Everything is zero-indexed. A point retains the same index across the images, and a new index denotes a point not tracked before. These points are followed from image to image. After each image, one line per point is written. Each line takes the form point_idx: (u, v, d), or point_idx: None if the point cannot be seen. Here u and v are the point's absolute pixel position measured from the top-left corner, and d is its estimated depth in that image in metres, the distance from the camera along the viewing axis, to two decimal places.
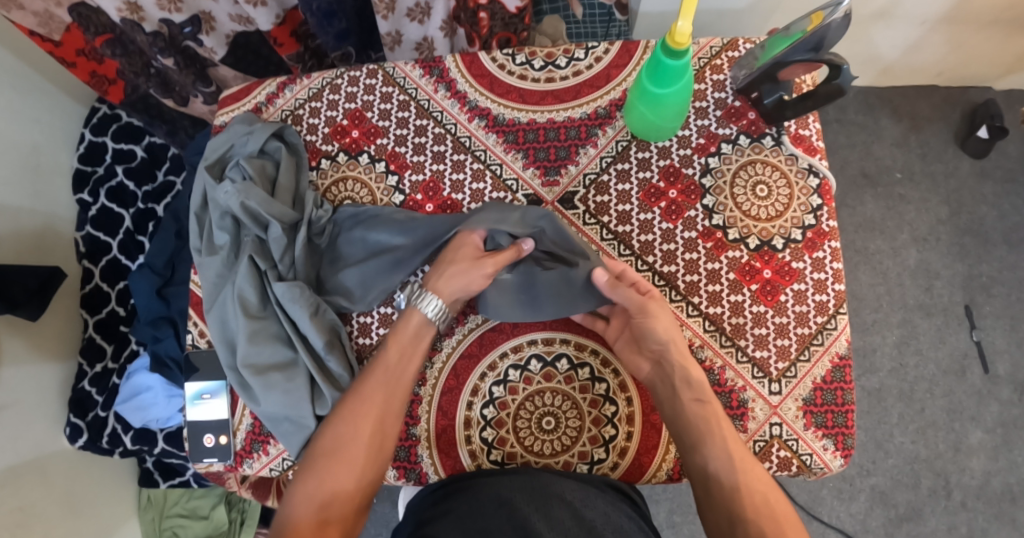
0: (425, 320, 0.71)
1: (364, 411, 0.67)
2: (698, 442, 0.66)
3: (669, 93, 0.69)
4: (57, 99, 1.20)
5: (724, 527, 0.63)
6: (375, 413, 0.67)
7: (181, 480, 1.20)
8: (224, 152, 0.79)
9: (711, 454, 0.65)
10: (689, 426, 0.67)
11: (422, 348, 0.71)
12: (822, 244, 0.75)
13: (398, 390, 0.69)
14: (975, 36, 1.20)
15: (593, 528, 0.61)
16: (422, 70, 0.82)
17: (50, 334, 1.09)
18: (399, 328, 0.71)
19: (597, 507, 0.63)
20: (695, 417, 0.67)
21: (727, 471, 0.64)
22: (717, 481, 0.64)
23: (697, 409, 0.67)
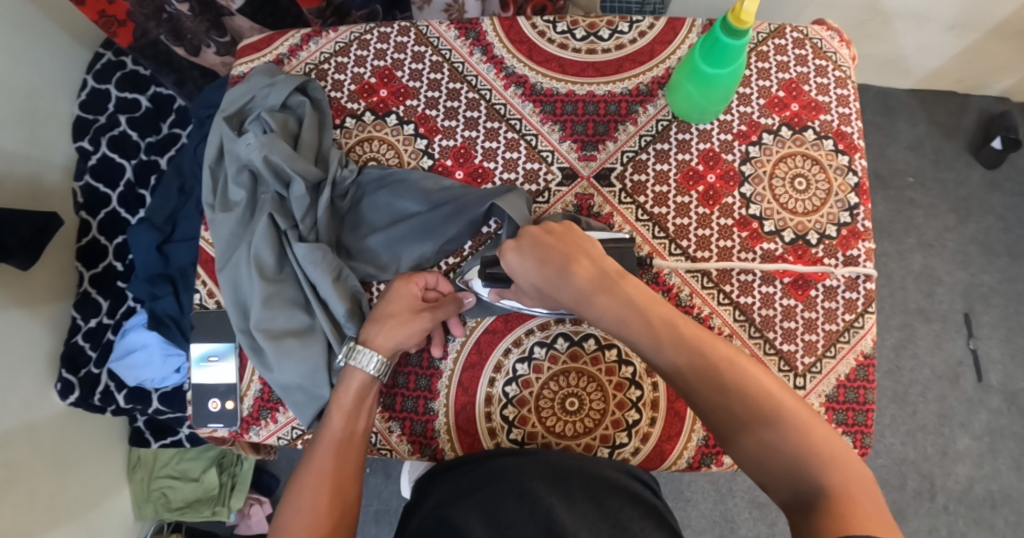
0: (365, 377, 0.66)
1: (318, 476, 0.61)
2: (730, 374, 0.50)
3: (722, 74, 0.66)
4: (59, 41, 1.14)
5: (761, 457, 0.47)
6: (329, 471, 0.62)
7: (172, 440, 1.17)
8: (245, 103, 0.75)
9: (747, 401, 0.49)
10: (699, 368, 0.51)
11: (369, 407, 0.67)
12: (857, 243, 0.73)
13: (344, 438, 0.65)
14: (1001, 46, 1.16)
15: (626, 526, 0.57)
16: (457, 32, 0.79)
17: (41, 287, 1.03)
18: (340, 392, 0.66)
19: (619, 502, 0.60)
20: (708, 351, 0.52)
21: (769, 416, 0.48)
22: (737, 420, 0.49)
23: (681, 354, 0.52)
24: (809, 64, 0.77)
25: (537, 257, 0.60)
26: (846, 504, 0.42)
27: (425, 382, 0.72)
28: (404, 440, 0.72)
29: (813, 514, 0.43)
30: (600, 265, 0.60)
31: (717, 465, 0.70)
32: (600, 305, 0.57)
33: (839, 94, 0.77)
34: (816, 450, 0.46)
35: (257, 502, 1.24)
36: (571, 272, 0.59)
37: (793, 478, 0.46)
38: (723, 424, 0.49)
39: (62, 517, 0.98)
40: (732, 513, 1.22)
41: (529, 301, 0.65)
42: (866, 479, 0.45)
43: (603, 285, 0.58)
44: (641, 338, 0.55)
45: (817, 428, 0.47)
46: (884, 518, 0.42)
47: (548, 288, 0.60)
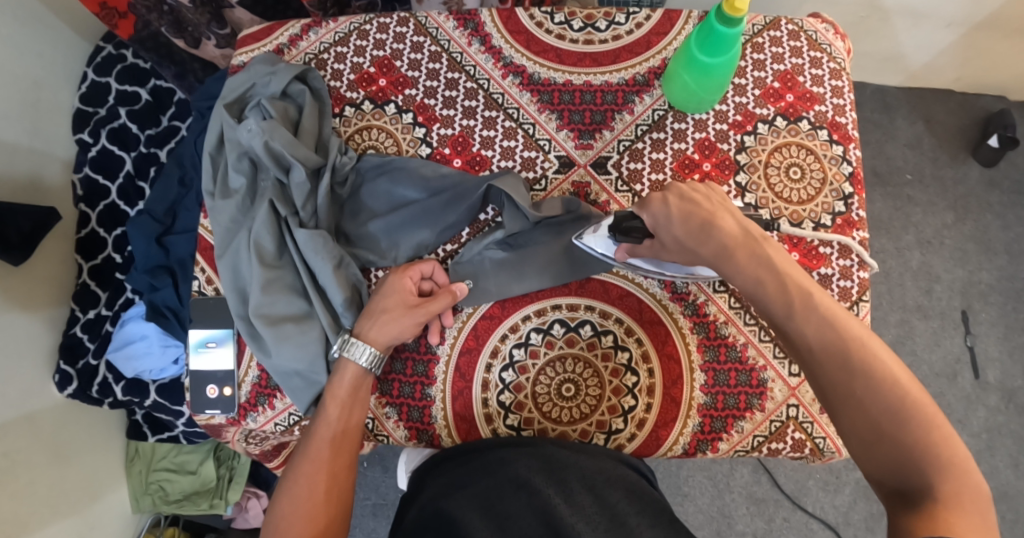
0: (358, 370, 0.67)
1: (313, 466, 0.62)
2: (860, 355, 0.51)
3: (719, 63, 0.66)
4: (60, 32, 1.14)
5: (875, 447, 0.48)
6: (325, 461, 0.63)
7: (169, 436, 1.16)
8: (245, 90, 0.76)
9: (870, 383, 0.49)
10: (833, 345, 0.52)
11: (364, 398, 0.68)
12: (851, 232, 0.74)
13: (340, 429, 0.65)
14: (997, 44, 1.17)
15: (626, 523, 0.55)
16: (457, 22, 0.79)
17: (42, 277, 1.04)
18: (334, 384, 0.66)
19: (615, 494, 0.59)
20: (841, 333, 0.52)
21: (887, 402, 0.48)
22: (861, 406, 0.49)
23: (818, 332, 0.53)
24: (805, 55, 0.78)
25: (681, 211, 0.61)
26: (953, 509, 0.43)
27: (422, 368, 0.72)
28: (400, 425, 0.72)
29: (914, 508, 0.44)
30: (743, 225, 0.61)
31: (713, 451, 0.71)
32: (738, 261, 0.58)
33: (834, 85, 0.78)
34: (933, 449, 0.46)
35: (255, 495, 1.23)
36: (717, 229, 0.59)
37: (901, 470, 0.47)
38: (843, 403, 0.50)
39: (61, 508, 0.98)
40: (730, 508, 1.22)
41: (666, 255, 0.64)
42: (983, 492, 0.44)
43: (750, 250, 0.59)
44: (777, 302, 0.56)
45: (944, 427, 0.47)
46: (987, 528, 0.42)
47: (690, 242, 0.60)
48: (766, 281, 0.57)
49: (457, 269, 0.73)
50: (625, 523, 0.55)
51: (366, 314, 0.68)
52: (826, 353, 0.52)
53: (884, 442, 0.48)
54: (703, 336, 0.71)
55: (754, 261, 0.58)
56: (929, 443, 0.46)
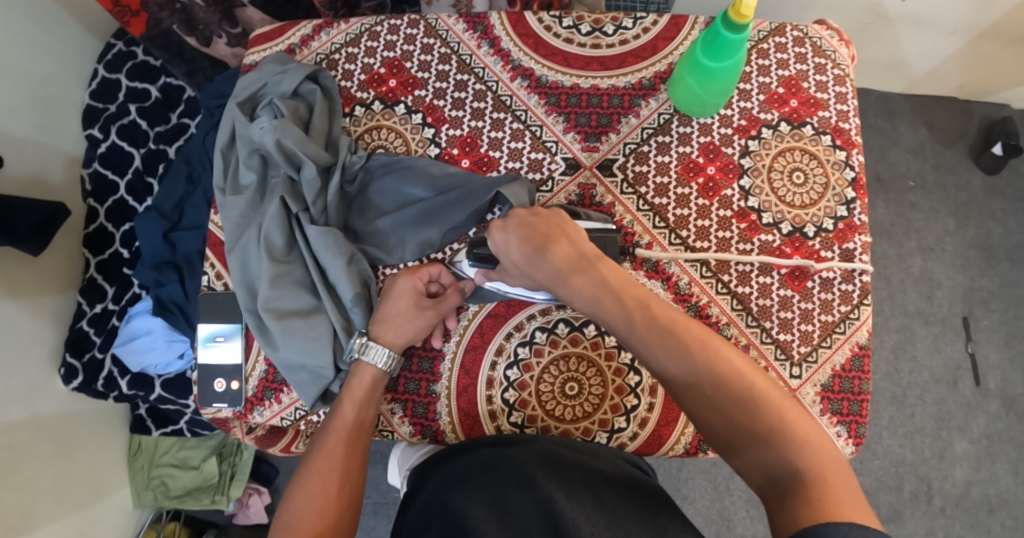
0: (376, 372, 0.69)
1: (327, 462, 0.63)
2: (704, 359, 0.53)
3: (722, 67, 0.67)
4: (71, 30, 1.16)
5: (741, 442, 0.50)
6: (339, 458, 0.64)
7: (173, 429, 1.18)
8: (257, 89, 0.77)
9: (718, 385, 0.52)
10: (681, 356, 0.53)
11: (377, 398, 0.69)
12: (853, 236, 0.75)
13: (355, 428, 0.67)
14: (999, 52, 1.18)
15: (616, 517, 0.56)
16: (466, 25, 0.81)
17: (49, 272, 1.05)
18: (352, 383, 0.68)
19: (616, 490, 0.60)
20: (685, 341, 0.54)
21: (738, 399, 0.51)
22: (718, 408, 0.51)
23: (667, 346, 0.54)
24: (809, 61, 0.79)
25: (519, 235, 0.62)
26: (822, 488, 0.45)
27: (428, 365, 0.73)
28: (406, 421, 0.73)
29: (788, 497, 0.45)
30: (580, 247, 0.62)
31: (714, 451, 0.71)
32: (577, 287, 0.59)
33: (838, 91, 0.79)
34: (789, 432, 0.48)
35: (257, 493, 1.25)
36: (551, 253, 0.61)
37: (767, 461, 0.48)
38: (702, 412, 0.52)
39: (63, 501, 0.99)
40: (729, 511, 1.23)
41: (512, 280, 0.66)
42: (840, 461, 0.47)
43: (582, 265, 0.60)
44: (619, 322, 0.57)
45: (789, 408, 0.50)
46: (854, 495, 0.44)
47: (528, 268, 0.62)
48: (607, 301, 0.58)
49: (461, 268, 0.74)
50: (621, 522, 0.55)
51: (378, 318, 0.69)
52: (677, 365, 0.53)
53: (746, 438, 0.49)
54: None
55: (593, 279, 0.59)
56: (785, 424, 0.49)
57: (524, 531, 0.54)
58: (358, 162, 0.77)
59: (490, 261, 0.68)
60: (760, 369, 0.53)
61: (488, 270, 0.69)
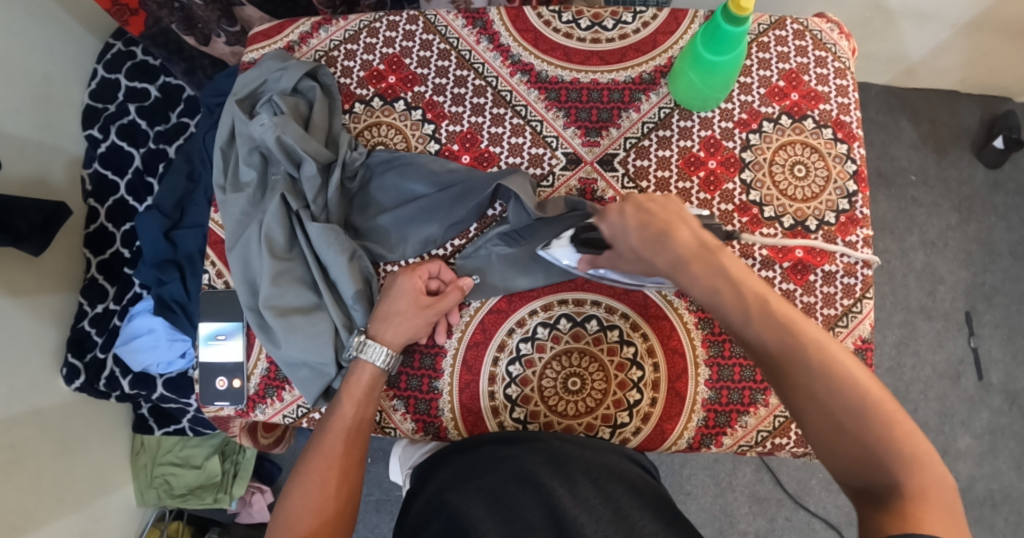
0: (374, 371, 0.68)
1: (327, 461, 0.64)
2: (819, 358, 0.51)
3: (723, 61, 0.67)
4: (70, 30, 1.16)
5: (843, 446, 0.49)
6: (338, 456, 0.64)
7: (175, 429, 1.17)
8: (256, 86, 0.77)
9: (831, 384, 0.50)
10: (792, 349, 0.52)
11: (377, 396, 0.69)
12: (855, 230, 0.75)
13: (354, 426, 0.67)
14: (1001, 46, 1.17)
15: (628, 515, 0.56)
16: (465, 21, 0.80)
17: (50, 272, 1.05)
18: (351, 382, 0.68)
19: (615, 489, 0.60)
20: (803, 337, 0.53)
21: (848, 403, 0.49)
22: (827, 408, 0.50)
23: (779, 339, 0.53)
24: (810, 55, 0.79)
25: (637, 221, 0.62)
26: (920, 504, 0.44)
27: (430, 362, 0.73)
28: (408, 418, 0.73)
29: (885, 507, 0.45)
30: (699, 234, 0.61)
31: (717, 446, 0.71)
32: (692, 272, 0.58)
33: (839, 85, 0.78)
34: (898, 446, 0.47)
35: (259, 490, 1.26)
36: (671, 237, 0.60)
37: (867, 467, 0.48)
38: (806, 408, 0.51)
39: (66, 501, 0.99)
40: (732, 507, 1.23)
41: (624, 265, 0.66)
42: (945, 483, 0.46)
43: (701, 253, 0.59)
44: (732, 309, 0.56)
45: (902, 421, 0.48)
46: (956, 519, 0.44)
47: (645, 252, 0.62)
48: (721, 290, 0.57)
49: (462, 265, 0.74)
50: (628, 516, 0.55)
51: (377, 317, 0.69)
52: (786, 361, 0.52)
53: (851, 443, 0.49)
54: (708, 332, 0.72)
55: (712, 269, 0.58)
56: (895, 437, 0.48)
57: (527, 527, 0.54)
58: (357, 159, 0.76)
59: (598, 246, 0.67)
60: (873, 375, 0.52)
61: (594, 256, 0.68)
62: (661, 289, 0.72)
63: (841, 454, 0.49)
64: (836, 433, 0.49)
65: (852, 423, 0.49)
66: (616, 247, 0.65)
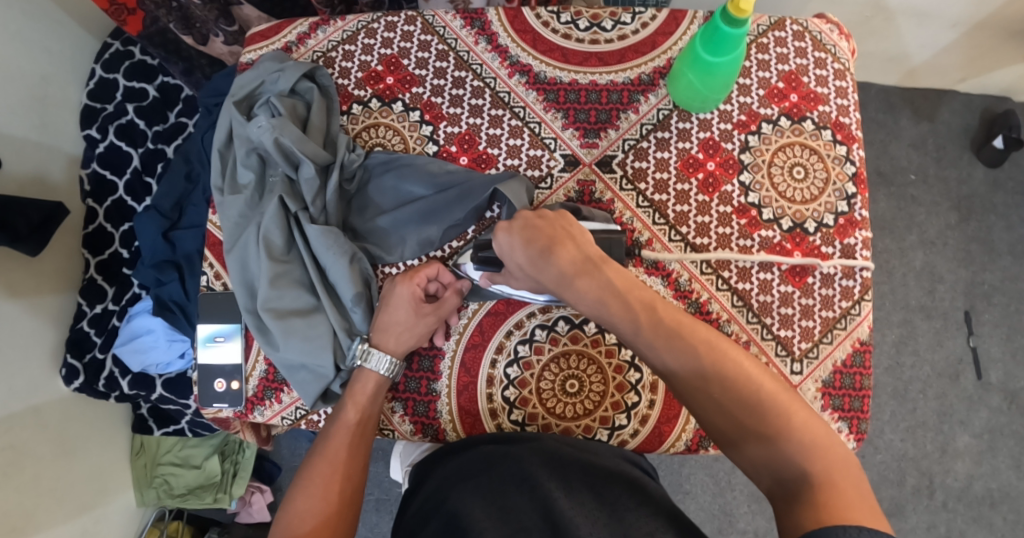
0: (379, 378, 0.69)
1: (330, 466, 0.64)
2: (714, 363, 0.54)
3: (722, 62, 0.67)
4: (67, 29, 1.15)
5: (753, 447, 0.51)
6: (342, 461, 0.64)
7: (175, 429, 1.18)
8: (254, 88, 0.77)
9: (730, 384, 0.53)
10: (688, 358, 0.54)
11: (381, 403, 0.70)
12: (854, 232, 0.75)
13: (357, 432, 0.67)
14: (1001, 45, 1.17)
15: (625, 517, 0.55)
16: (463, 22, 0.80)
17: (49, 272, 1.05)
18: (356, 388, 0.68)
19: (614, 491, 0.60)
20: (692, 343, 0.55)
21: (745, 402, 0.52)
22: (725, 409, 0.52)
23: (676, 348, 0.55)
24: (809, 56, 0.78)
25: (523, 236, 0.60)
26: (830, 492, 0.45)
27: (429, 363, 0.73)
28: (406, 420, 0.73)
29: (796, 501, 0.46)
30: (584, 249, 0.61)
31: (715, 448, 0.71)
32: (580, 288, 0.59)
33: (838, 86, 0.78)
34: (800, 437, 0.49)
35: (259, 490, 1.26)
36: (555, 255, 0.59)
37: (775, 464, 0.49)
38: (710, 412, 0.53)
39: (66, 500, 0.99)
40: (731, 506, 1.23)
41: (515, 283, 0.66)
42: (848, 464, 0.48)
43: (588, 267, 0.60)
44: (624, 322, 0.58)
45: (797, 413, 0.51)
46: (864, 499, 0.45)
47: (533, 270, 0.60)
48: (623, 307, 0.58)
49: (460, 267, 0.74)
50: (624, 519, 0.55)
51: (377, 325, 0.69)
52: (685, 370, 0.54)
53: (757, 442, 0.50)
54: None
55: (607, 282, 0.59)
56: (795, 430, 0.50)
57: (521, 527, 0.54)
58: (355, 161, 0.76)
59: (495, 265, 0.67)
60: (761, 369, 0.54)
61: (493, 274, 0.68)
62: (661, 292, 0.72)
63: (750, 455, 0.51)
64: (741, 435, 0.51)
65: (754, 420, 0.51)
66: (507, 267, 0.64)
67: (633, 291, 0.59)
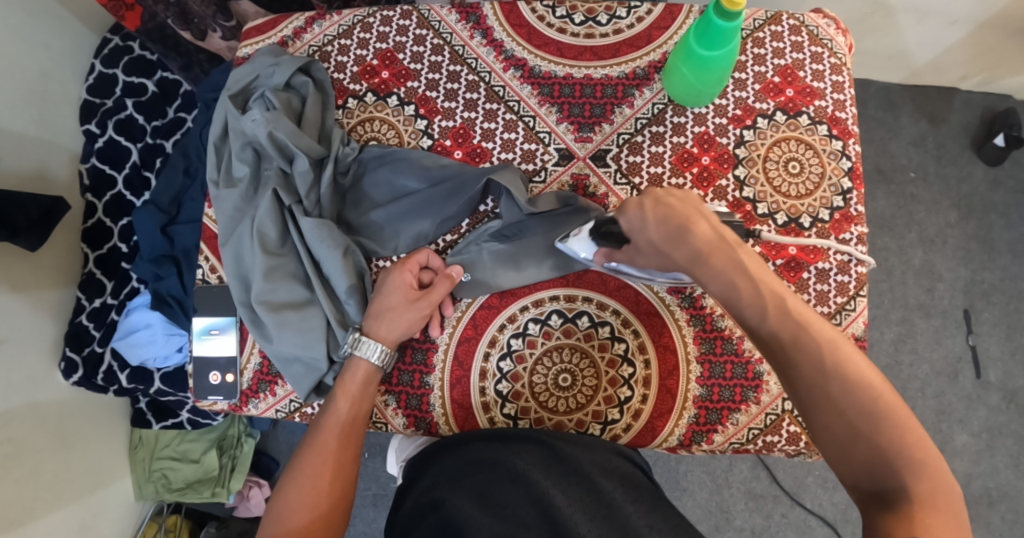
0: (370, 366, 0.69)
1: (320, 457, 0.64)
2: (836, 361, 0.53)
3: (717, 56, 0.67)
4: (67, 24, 1.15)
5: (857, 449, 0.51)
6: (333, 453, 0.64)
7: (173, 423, 1.18)
8: (249, 82, 0.77)
9: (848, 386, 0.52)
10: (813, 352, 0.54)
11: (372, 392, 0.69)
12: (849, 227, 0.74)
13: (349, 423, 0.67)
14: (1002, 43, 1.16)
15: (614, 504, 0.57)
16: (458, 16, 0.80)
17: (48, 267, 1.05)
18: (346, 379, 0.68)
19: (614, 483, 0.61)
20: (817, 339, 0.54)
21: (860, 406, 0.51)
22: (837, 408, 0.52)
23: (800, 339, 0.55)
24: (805, 50, 0.78)
25: (656, 216, 0.63)
26: (926, 509, 0.46)
27: (421, 356, 0.73)
28: (399, 413, 0.73)
29: (892, 510, 0.47)
30: (718, 230, 0.61)
31: (708, 443, 0.71)
32: (714, 266, 0.59)
33: (834, 81, 0.78)
34: (911, 451, 0.49)
35: (257, 485, 1.27)
36: (691, 231, 0.60)
37: (878, 472, 0.49)
38: (819, 405, 0.53)
39: (65, 494, 0.99)
40: (728, 503, 1.23)
41: (639, 259, 0.66)
42: (953, 489, 0.47)
43: (720, 248, 0.60)
44: (750, 305, 0.57)
45: (914, 428, 0.50)
46: (961, 525, 0.46)
47: (664, 246, 0.62)
48: (754, 292, 0.57)
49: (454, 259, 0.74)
50: (618, 508, 0.56)
51: (371, 312, 0.69)
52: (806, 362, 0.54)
53: (865, 448, 0.50)
54: (699, 329, 0.72)
55: (739, 269, 0.59)
56: (904, 443, 0.49)
57: (522, 523, 0.54)
58: (349, 154, 0.76)
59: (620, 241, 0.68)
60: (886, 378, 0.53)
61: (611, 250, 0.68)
62: (654, 287, 0.72)
63: (852, 457, 0.51)
64: (847, 437, 0.51)
65: (868, 426, 0.51)
66: (634, 243, 0.66)
67: (763, 281, 0.58)
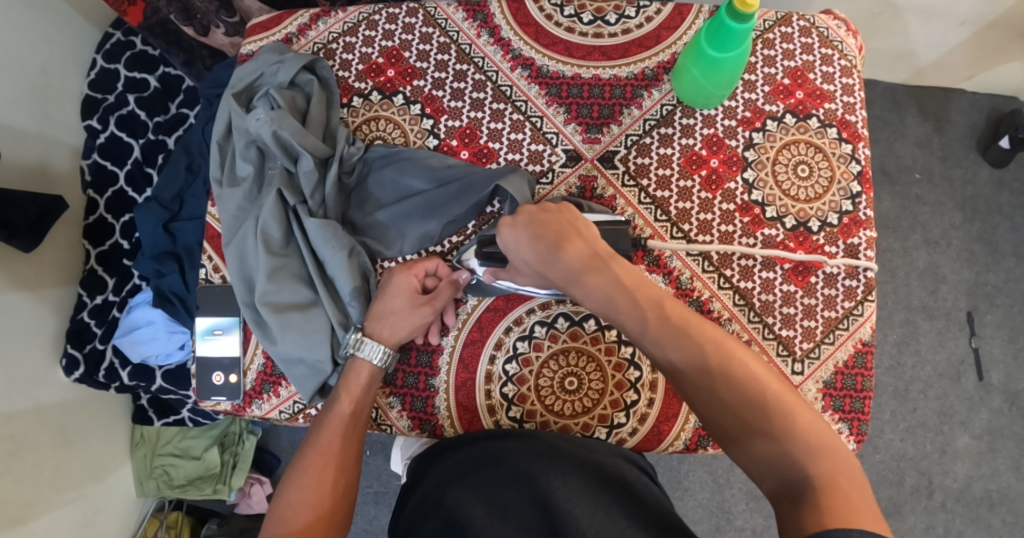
0: (373, 368, 0.68)
1: (323, 457, 0.63)
2: (718, 363, 0.53)
3: (727, 58, 0.66)
4: (68, 18, 1.14)
5: (755, 447, 0.50)
6: (335, 453, 0.64)
7: (175, 420, 1.17)
8: (253, 80, 0.76)
9: (734, 384, 0.52)
10: (694, 352, 0.54)
11: (373, 391, 0.69)
12: (858, 231, 0.74)
13: (351, 423, 0.66)
14: (1012, 44, 1.15)
15: (615, 507, 0.56)
16: (465, 14, 0.79)
17: (51, 264, 1.04)
18: (350, 378, 0.68)
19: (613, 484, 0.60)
20: (701, 341, 0.54)
21: (748, 404, 0.51)
22: (729, 407, 0.51)
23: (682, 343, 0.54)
24: (815, 52, 0.77)
25: (530, 232, 0.61)
26: (832, 494, 0.44)
27: (427, 359, 0.73)
28: (404, 415, 0.73)
29: (801, 505, 0.45)
30: (593, 245, 0.61)
31: (714, 447, 0.71)
32: (590, 281, 0.59)
33: (844, 83, 0.77)
34: (805, 438, 0.48)
35: (257, 482, 1.27)
36: (563, 250, 0.60)
37: (781, 467, 0.48)
38: (714, 409, 0.52)
39: (65, 492, 0.99)
40: (729, 503, 1.23)
41: (520, 279, 0.66)
42: (854, 468, 0.47)
43: (595, 261, 0.60)
44: (632, 316, 0.57)
45: (806, 417, 0.50)
46: (870, 507, 0.44)
47: (540, 265, 0.61)
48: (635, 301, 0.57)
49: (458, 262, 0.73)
50: (623, 516, 0.55)
51: (374, 314, 0.69)
52: (693, 367, 0.53)
53: (763, 445, 0.49)
54: None
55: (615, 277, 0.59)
56: (799, 431, 0.49)
57: (524, 527, 0.55)
58: (354, 153, 0.75)
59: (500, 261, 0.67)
60: (772, 371, 0.53)
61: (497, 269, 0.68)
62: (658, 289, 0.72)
63: (753, 456, 0.50)
64: (746, 435, 0.50)
65: (761, 421, 0.50)
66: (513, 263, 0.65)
67: (642, 290, 0.58)
